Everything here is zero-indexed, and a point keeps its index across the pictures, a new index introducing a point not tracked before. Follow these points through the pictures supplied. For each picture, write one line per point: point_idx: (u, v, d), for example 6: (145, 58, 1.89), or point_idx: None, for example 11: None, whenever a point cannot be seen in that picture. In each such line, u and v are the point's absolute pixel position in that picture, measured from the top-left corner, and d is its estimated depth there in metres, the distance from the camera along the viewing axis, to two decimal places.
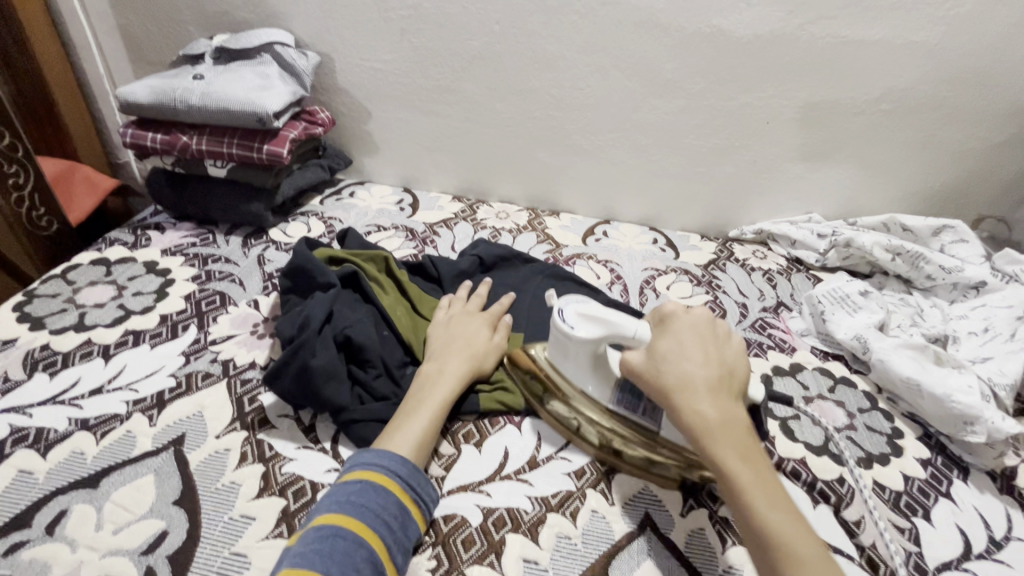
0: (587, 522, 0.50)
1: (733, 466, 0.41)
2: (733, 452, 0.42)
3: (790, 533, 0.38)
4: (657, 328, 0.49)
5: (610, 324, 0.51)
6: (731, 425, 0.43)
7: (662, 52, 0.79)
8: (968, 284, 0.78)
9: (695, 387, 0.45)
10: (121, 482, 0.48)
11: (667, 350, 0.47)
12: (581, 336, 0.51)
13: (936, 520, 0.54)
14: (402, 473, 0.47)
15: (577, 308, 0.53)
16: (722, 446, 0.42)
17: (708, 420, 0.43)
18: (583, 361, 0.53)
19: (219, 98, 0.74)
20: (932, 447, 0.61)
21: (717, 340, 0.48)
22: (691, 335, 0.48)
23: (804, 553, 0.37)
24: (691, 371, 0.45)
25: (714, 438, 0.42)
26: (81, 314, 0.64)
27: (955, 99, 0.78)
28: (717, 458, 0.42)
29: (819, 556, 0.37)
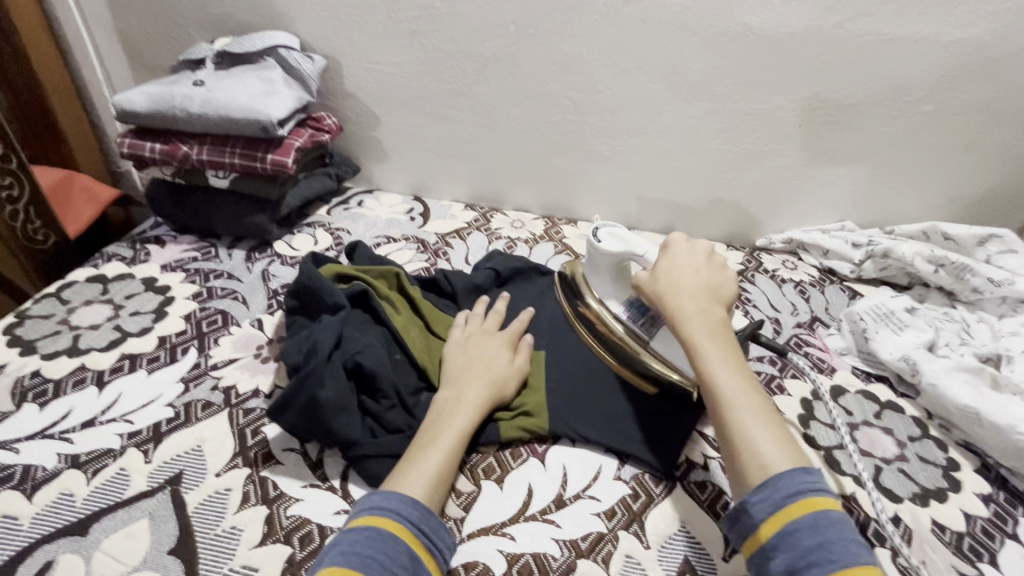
0: (621, 569, 0.45)
1: (701, 342, 0.47)
2: (703, 332, 0.47)
3: (743, 395, 0.44)
4: (660, 253, 0.55)
5: (630, 245, 0.57)
6: (706, 315, 0.49)
7: (688, 52, 0.74)
8: (1017, 298, 0.72)
9: (679, 288, 0.50)
10: (112, 528, 0.44)
11: (664, 263, 0.53)
12: (602, 247, 0.57)
13: (1005, 566, 0.49)
14: (412, 518, 0.43)
15: (610, 228, 0.59)
16: (695, 328, 0.48)
17: (688, 313, 0.49)
18: (602, 272, 0.59)
19: (221, 105, 0.70)
20: (992, 480, 0.56)
21: (708, 258, 0.53)
22: (686, 253, 0.53)
23: (750, 409, 0.44)
24: (679, 276, 0.51)
25: (690, 323, 0.48)
26: (75, 336, 0.61)
27: (1004, 100, 0.73)
28: (688, 338, 0.48)
29: (763, 416, 0.44)
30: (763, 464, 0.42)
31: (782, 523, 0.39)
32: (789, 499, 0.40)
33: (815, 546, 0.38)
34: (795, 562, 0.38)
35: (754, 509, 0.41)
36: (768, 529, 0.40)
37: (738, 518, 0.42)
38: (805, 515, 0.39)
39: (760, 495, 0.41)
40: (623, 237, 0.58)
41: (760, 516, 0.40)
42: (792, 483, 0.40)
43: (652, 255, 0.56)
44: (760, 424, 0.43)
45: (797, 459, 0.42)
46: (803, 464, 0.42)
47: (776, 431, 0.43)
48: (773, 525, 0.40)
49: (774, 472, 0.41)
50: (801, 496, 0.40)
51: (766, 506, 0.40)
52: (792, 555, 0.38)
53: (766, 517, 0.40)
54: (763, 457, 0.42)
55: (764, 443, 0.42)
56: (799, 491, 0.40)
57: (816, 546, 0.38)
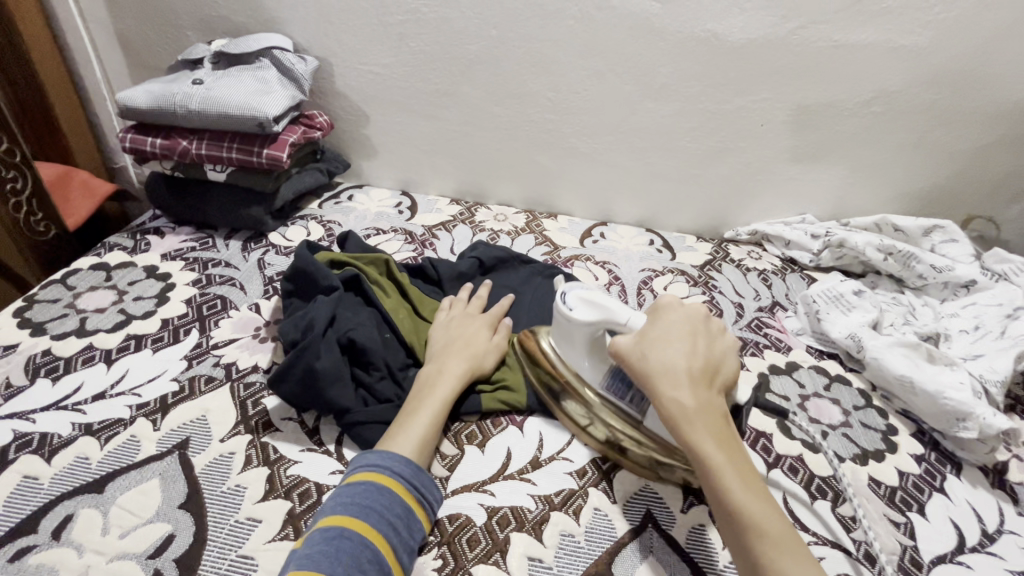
0: (590, 520, 0.51)
1: (708, 443, 0.43)
2: (712, 438, 0.43)
3: (764, 516, 0.40)
4: (650, 317, 0.50)
5: (607, 311, 0.52)
6: (710, 411, 0.44)
7: (658, 56, 0.80)
8: (958, 282, 0.79)
9: (678, 375, 0.45)
10: (126, 486, 0.48)
11: (655, 338, 0.48)
12: (577, 318, 0.52)
13: (931, 515, 0.55)
14: (405, 474, 0.47)
15: (578, 292, 0.55)
16: (701, 431, 0.43)
17: (688, 406, 0.44)
18: (578, 344, 0.54)
19: (219, 103, 0.74)
20: (925, 443, 0.62)
21: (704, 330, 0.49)
22: (681, 326, 0.49)
23: (769, 528, 0.40)
24: (676, 358, 0.46)
25: (694, 424, 0.43)
26: (81, 319, 0.64)
27: (944, 102, 0.80)
28: (697, 444, 0.43)
29: (789, 543, 0.39)
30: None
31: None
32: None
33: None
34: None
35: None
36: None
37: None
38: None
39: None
40: (598, 301, 0.53)
41: None
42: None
43: (635, 323, 0.51)
44: (787, 550, 0.39)
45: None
46: None
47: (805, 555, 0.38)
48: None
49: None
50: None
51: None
52: None
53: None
54: None
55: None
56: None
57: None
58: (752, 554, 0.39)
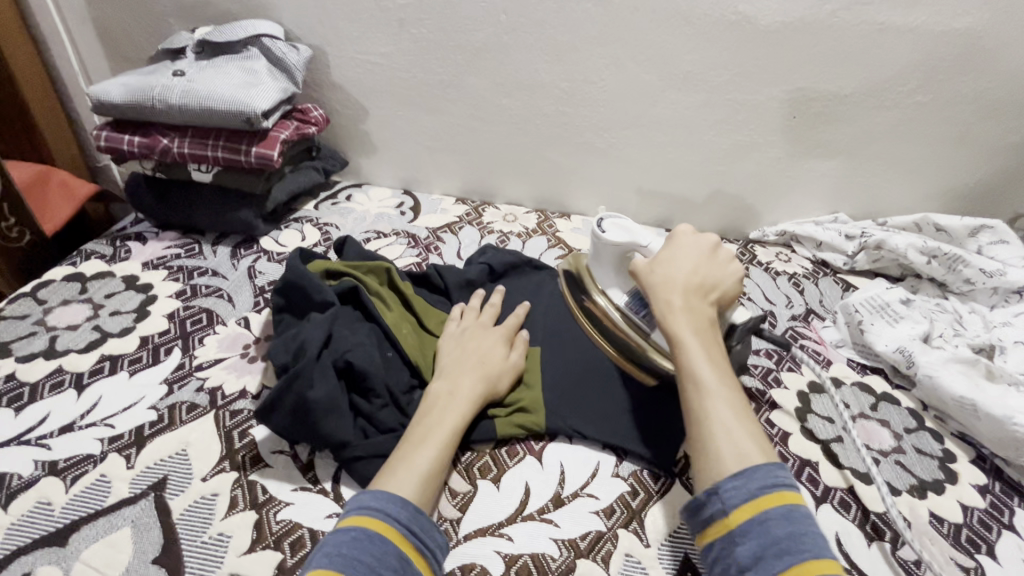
0: (621, 569, 0.45)
1: (685, 329, 0.46)
2: (690, 327, 0.46)
3: (722, 389, 0.43)
4: (664, 245, 0.54)
5: (634, 236, 0.55)
6: (694, 309, 0.48)
7: (683, 43, 0.73)
8: (1010, 288, 0.73)
9: (673, 283, 0.49)
10: (93, 537, 0.42)
11: (664, 255, 0.52)
12: (607, 238, 0.55)
13: (1003, 557, 0.49)
14: (400, 517, 0.41)
15: (613, 217, 0.57)
16: (682, 319, 0.47)
17: (676, 304, 0.48)
18: (606, 263, 0.57)
19: (202, 96, 0.67)
20: (988, 471, 0.56)
21: (709, 254, 0.52)
22: (689, 247, 0.52)
23: (727, 401, 0.43)
24: (676, 269, 0.50)
25: (678, 317, 0.47)
26: (52, 337, 0.58)
27: (997, 90, 0.73)
28: (674, 329, 0.46)
29: (738, 411, 0.42)
30: (736, 452, 0.40)
31: (750, 515, 0.38)
32: (764, 490, 0.38)
33: (786, 536, 0.36)
34: (765, 550, 0.36)
35: (726, 496, 0.39)
36: (738, 517, 0.38)
37: (703, 507, 0.40)
38: (776, 507, 0.38)
39: (735, 488, 0.39)
40: (627, 227, 0.56)
41: (729, 505, 0.39)
42: (768, 474, 0.39)
43: (655, 246, 0.54)
44: (737, 417, 0.42)
45: (770, 455, 0.41)
46: (775, 463, 0.40)
47: (748, 423, 0.42)
48: (746, 514, 0.38)
49: (749, 464, 0.40)
50: (772, 490, 0.38)
51: (739, 494, 0.38)
52: (761, 543, 0.36)
53: (738, 505, 0.38)
54: (738, 451, 0.40)
55: (742, 439, 0.41)
56: (773, 484, 0.39)
57: (787, 536, 0.36)
58: (704, 416, 0.42)
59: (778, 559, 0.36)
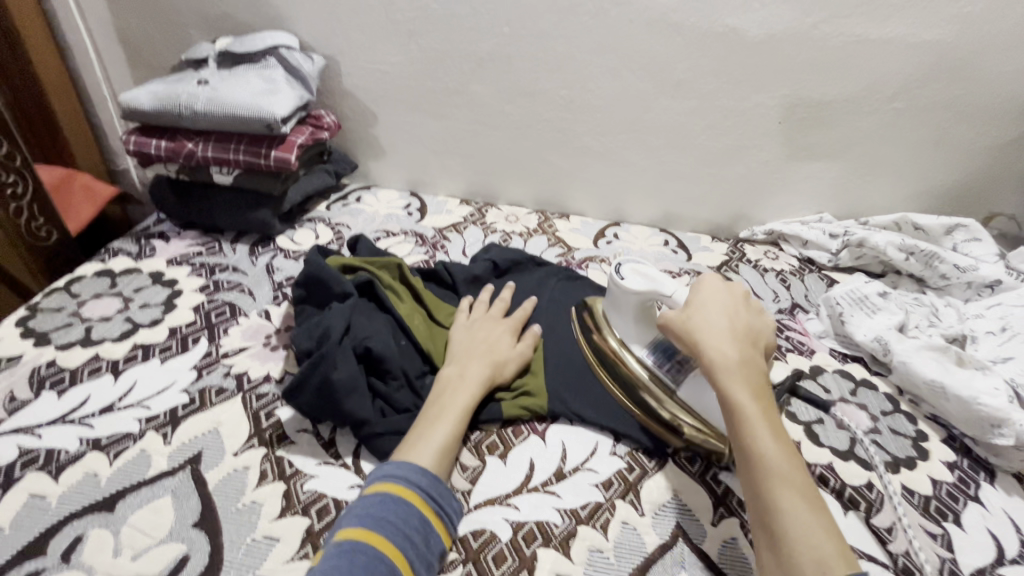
0: (619, 534, 0.49)
1: (737, 388, 0.45)
2: (746, 392, 0.44)
3: (785, 464, 0.41)
4: (691, 293, 0.53)
5: (656, 284, 0.55)
6: (747, 367, 0.47)
7: (674, 53, 0.78)
8: (982, 283, 0.78)
9: (720, 334, 0.48)
10: (137, 504, 0.46)
11: (699, 305, 0.51)
12: (627, 286, 0.55)
13: (967, 525, 0.53)
14: (421, 484, 0.45)
15: (633, 264, 0.57)
16: (735, 379, 0.45)
17: (727, 359, 0.46)
18: (625, 311, 0.57)
19: (225, 103, 0.72)
20: (957, 449, 0.60)
21: (748, 308, 0.52)
22: (728, 301, 0.51)
23: (791, 477, 0.40)
24: (719, 324, 0.49)
25: (730, 373, 0.46)
26: (87, 328, 0.62)
27: (969, 97, 0.78)
28: (731, 394, 0.45)
29: (804, 490, 0.40)
30: (813, 549, 0.37)
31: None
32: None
33: None
34: None
35: None
36: None
37: None
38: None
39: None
40: (648, 274, 0.56)
41: None
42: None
43: (679, 296, 0.53)
44: (803, 496, 0.39)
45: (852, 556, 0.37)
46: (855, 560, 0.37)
47: (821, 511, 0.39)
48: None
49: (826, 561, 0.36)
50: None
51: None
52: None
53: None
54: (811, 542, 0.37)
55: (813, 525, 0.38)
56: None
57: None
58: (768, 493, 0.40)
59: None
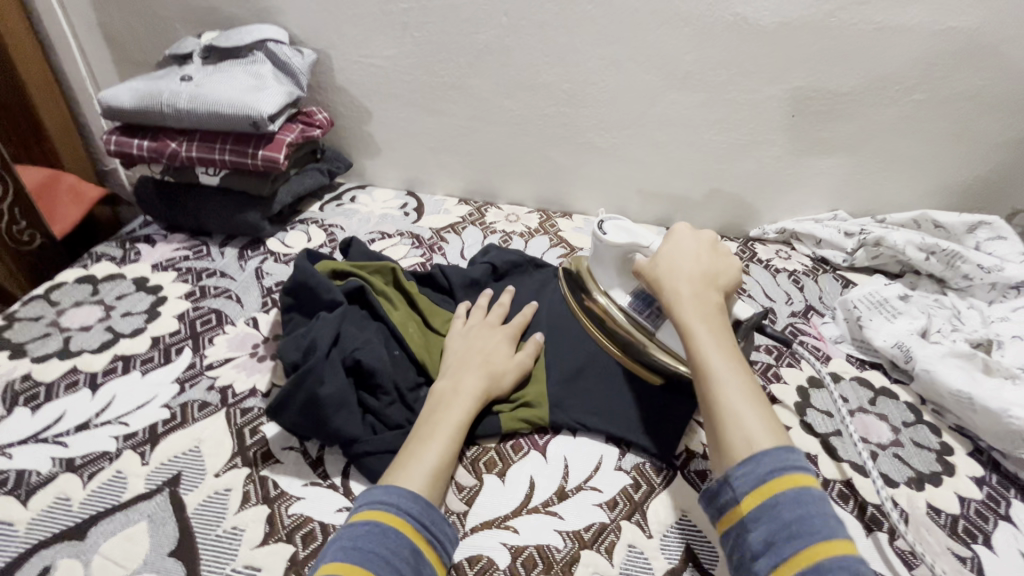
0: (625, 559, 0.46)
1: (689, 312, 0.49)
2: (698, 318, 0.48)
3: (730, 372, 0.44)
4: (663, 243, 0.56)
5: (636, 237, 0.57)
6: (702, 296, 0.50)
7: (682, 43, 0.74)
8: (1008, 283, 0.73)
9: (678, 270, 0.52)
10: (111, 531, 0.43)
11: (665, 250, 0.55)
12: (608, 239, 0.57)
13: (998, 547, 0.50)
14: (413, 512, 0.42)
15: (614, 220, 0.59)
16: (689, 307, 0.49)
17: (683, 291, 0.50)
18: (607, 264, 0.59)
19: (209, 101, 0.69)
20: (984, 463, 0.57)
21: (712, 249, 0.55)
22: (691, 244, 0.55)
23: (735, 383, 0.44)
24: (680, 263, 0.52)
25: (685, 303, 0.49)
26: (66, 338, 0.60)
27: (995, 87, 0.73)
28: (683, 320, 0.48)
29: (746, 392, 0.44)
30: (746, 437, 0.41)
31: (762, 500, 0.39)
32: (772, 473, 0.39)
33: (796, 519, 0.37)
34: (776, 535, 0.37)
35: (736, 483, 0.40)
36: (750, 502, 0.39)
37: (718, 495, 0.41)
38: (785, 489, 0.38)
39: (744, 472, 0.40)
40: (629, 229, 0.58)
41: (740, 490, 0.40)
42: (778, 457, 0.40)
43: (658, 245, 0.55)
44: (743, 396, 0.43)
45: (783, 439, 0.41)
46: (787, 445, 0.41)
47: (760, 406, 0.43)
48: (756, 498, 0.39)
49: (757, 447, 0.41)
50: (782, 472, 0.39)
51: (749, 480, 0.39)
52: (772, 528, 0.37)
53: (748, 490, 0.39)
54: (747, 434, 0.41)
55: (750, 420, 0.42)
56: (784, 466, 0.39)
57: (795, 520, 0.37)
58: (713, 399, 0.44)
59: (788, 543, 0.36)
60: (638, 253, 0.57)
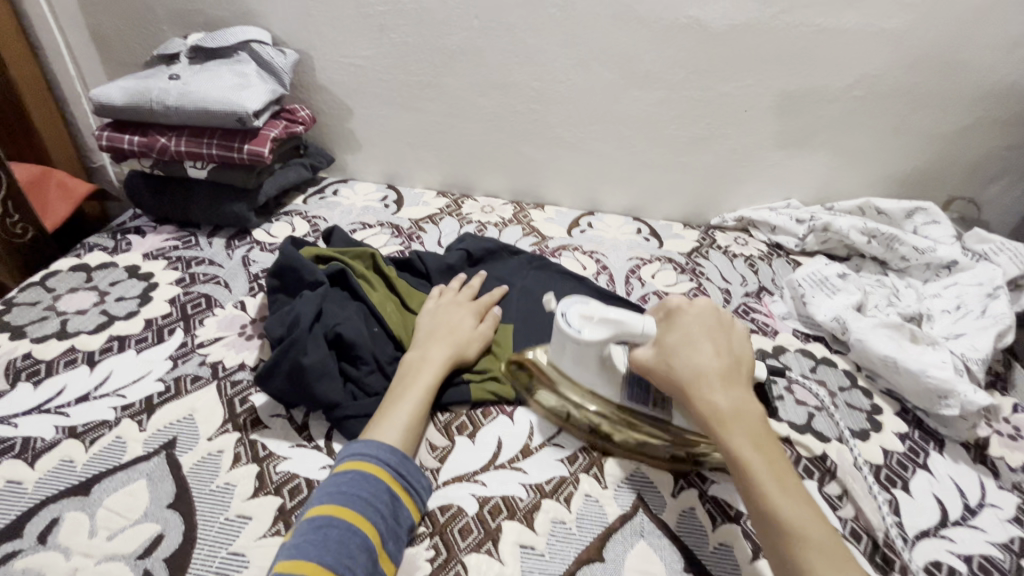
0: (581, 506, 0.51)
1: (740, 444, 0.44)
2: (752, 447, 0.43)
3: (806, 523, 0.40)
4: (666, 323, 0.51)
5: (613, 325, 0.51)
6: (745, 415, 0.45)
7: (641, 44, 0.80)
8: (941, 263, 0.80)
9: (710, 378, 0.47)
10: (113, 488, 0.47)
11: (683, 346, 0.49)
12: (588, 338, 0.50)
13: (915, 491, 0.56)
14: (390, 462, 0.47)
15: (579, 309, 0.52)
16: (737, 435, 0.44)
17: (723, 410, 0.45)
18: (590, 363, 0.52)
19: (197, 98, 0.73)
20: (909, 422, 0.63)
21: (730, 335, 0.51)
22: (706, 332, 0.50)
23: (817, 538, 0.39)
24: (706, 366, 0.48)
25: (731, 429, 0.44)
26: (63, 321, 0.63)
27: (925, 84, 0.80)
28: (736, 453, 0.43)
29: (827, 546, 0.39)
30: None
31: None
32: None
33: None
34: None
35: None
36: None
37: None
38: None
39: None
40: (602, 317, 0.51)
41: None
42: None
43: (650, 328, 0.50)
44: (833, 559, 0.38)
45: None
46: None
47: (852, 566, 0.38)
48: None
49: None
50: None
51: None
52: None
53: None
54: None
55: None
56: None
57: None
58: (794, 561, 0.39)
59: None
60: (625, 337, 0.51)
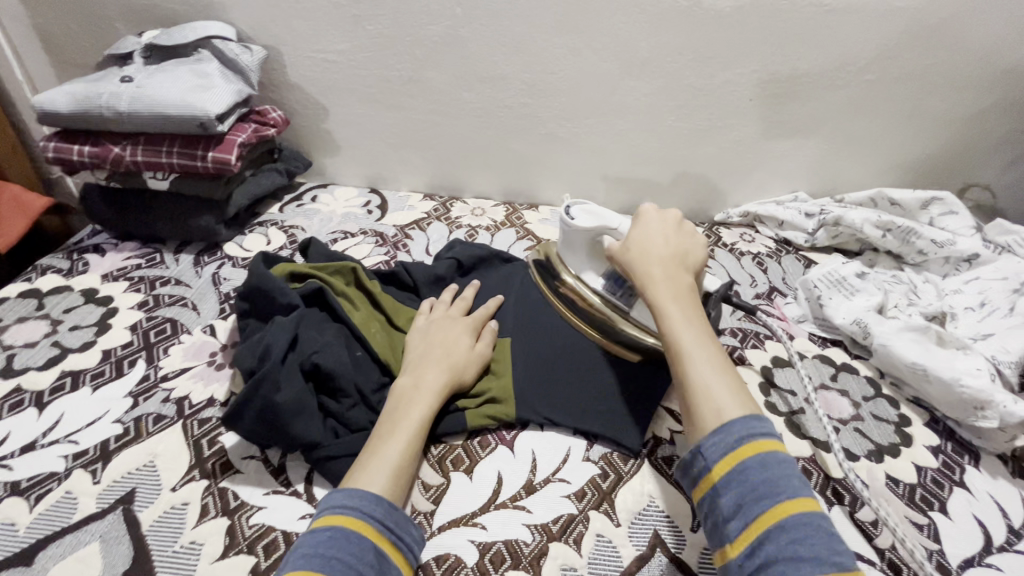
0: (593, 549, 0.46)
1: (658, 290, 0.49)
2: (669, 294, 0.49)
3: (702, 350, 0.45)
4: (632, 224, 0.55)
5: (604, 221, 0.57)
6: (669, 273, 0.50)
7: (637, 30, 0.74)
8: (961, 257, 0.75)
9: (646, 248, 0.52)
10: (61, 555, 0.42)
11: (636, 230, 0.54)
12: (578, 224, 0.56)
13: (954, 513, 0.51)
14: (376, 515, 0.41)
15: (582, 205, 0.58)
16: (656, 284, 0.49)
17: (650, 269, 0.50)
18: (578, 249, 0.58)
19: (152, 102, 0.66)
20: (940, 433, 0.59)
21: (680, 227, 0.55)
22: (659, 220, 0.54)
23: (706, 359, 0.44)
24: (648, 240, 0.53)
25: (654, 281, 0.50)
26: (9, 356, 0.57)
27: (943, 64, 0.75)
28: (653, 298, 0.49)
29: (712, 362, 0.44)
30: (718, 410, 0.42)
31: (733, 463, 0.39)
32: (741, 436, 0.40)
33: (762, 482, 0.37)
34: (744, 498, 0.37)
35: (708, 453, 0.40)
36: (721, 468, 0.39)
37: (691, 465, 0.42)
38: (753, 451, 0.39)
39: (718, 437, 0.40)
40: (599, 214, 0.57)
41: (712, 458, 0.40)
42: (749, 421, 0.40)
43: (626, 227, 0.56)
44: (715, 372, 0.44)
45: (750, 404, 0.42)
46: (755, 413, 0.42)
47: (731, 381, 0.43)
48: (726, 465, 0.39)
49: (727, 419, 0.41)
50: (748, 440, 0.39)
51: (720, 449, 0.40)
52: (741, 492, 0.38)
53: (720, 458, 0.40)
54: (718, 408, 0.42)
55: (720, 392, 0.42)
56: (751, 433, 0.40)
57: (763, 482, 0.37)
58: (681, 371, 0.44)
59: (756, 504, 0.37)
60: (608, 236, 0.57)
